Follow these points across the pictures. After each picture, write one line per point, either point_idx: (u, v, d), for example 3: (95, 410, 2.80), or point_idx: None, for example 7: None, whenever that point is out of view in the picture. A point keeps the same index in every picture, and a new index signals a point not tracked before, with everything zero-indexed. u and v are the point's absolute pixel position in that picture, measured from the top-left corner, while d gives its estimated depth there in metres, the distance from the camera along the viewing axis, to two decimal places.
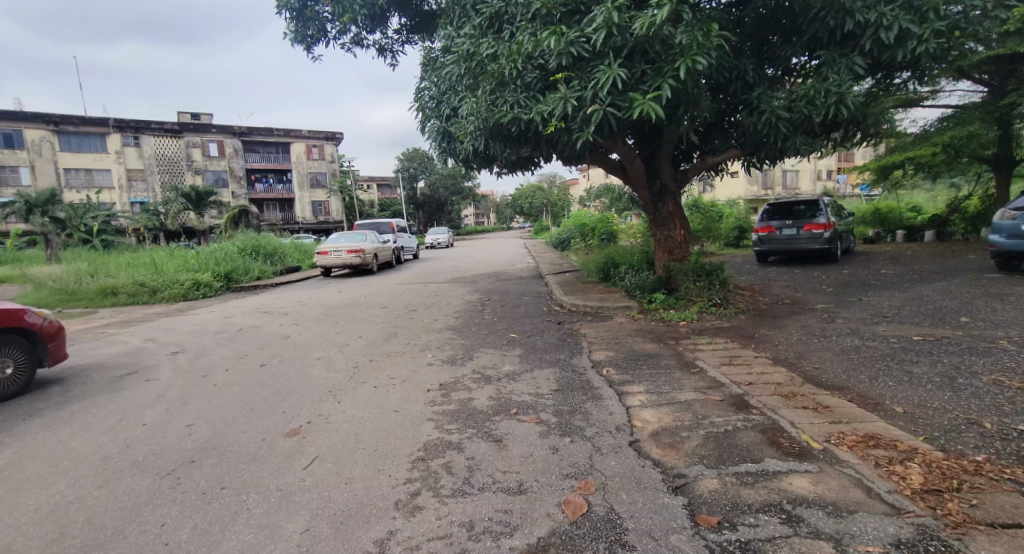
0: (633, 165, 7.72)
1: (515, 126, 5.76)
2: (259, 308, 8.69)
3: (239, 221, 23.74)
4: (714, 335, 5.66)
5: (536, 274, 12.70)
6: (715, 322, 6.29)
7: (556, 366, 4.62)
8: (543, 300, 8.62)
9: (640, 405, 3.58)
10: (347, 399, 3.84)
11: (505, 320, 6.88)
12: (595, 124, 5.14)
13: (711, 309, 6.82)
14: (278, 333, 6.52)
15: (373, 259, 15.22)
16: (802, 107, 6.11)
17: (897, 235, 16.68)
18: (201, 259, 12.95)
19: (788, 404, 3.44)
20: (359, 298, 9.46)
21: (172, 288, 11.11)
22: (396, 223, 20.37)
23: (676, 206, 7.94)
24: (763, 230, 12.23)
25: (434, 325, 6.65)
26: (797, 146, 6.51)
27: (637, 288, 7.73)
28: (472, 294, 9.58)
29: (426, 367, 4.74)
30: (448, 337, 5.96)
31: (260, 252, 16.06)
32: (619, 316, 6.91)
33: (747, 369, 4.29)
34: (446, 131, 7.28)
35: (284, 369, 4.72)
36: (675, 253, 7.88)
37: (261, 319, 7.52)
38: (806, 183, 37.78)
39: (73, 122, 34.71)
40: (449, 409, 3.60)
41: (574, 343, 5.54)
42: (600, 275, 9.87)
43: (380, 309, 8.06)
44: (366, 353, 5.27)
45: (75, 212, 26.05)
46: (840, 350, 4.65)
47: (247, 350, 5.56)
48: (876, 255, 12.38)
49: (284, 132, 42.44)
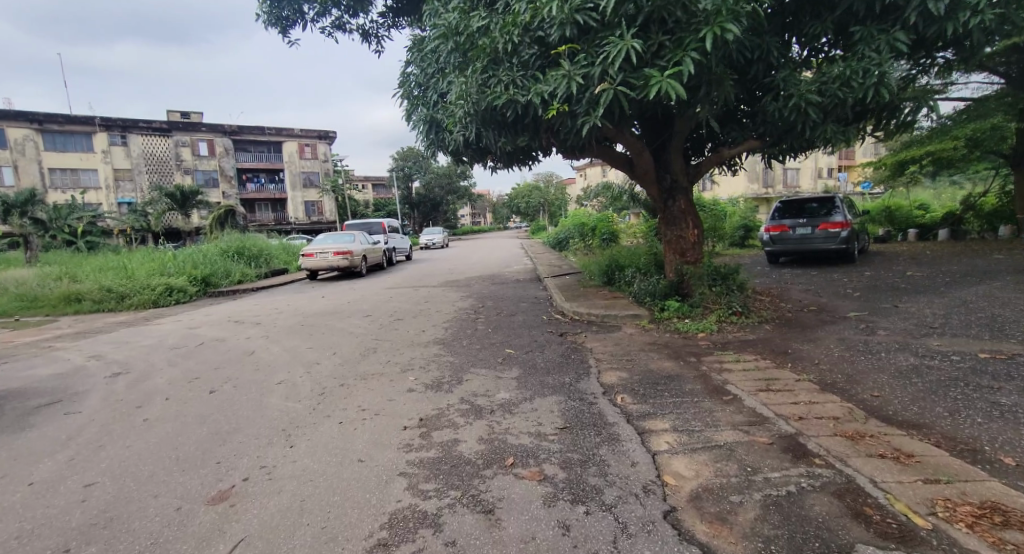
0: (642, 158, 7.01)
1: (510, 110, 5.01)
2: (231, 317, 7.90)
3: (227, 222, 22.88)
4: (741, 351, 4.92)
5: (534, 277, 11.99)
6: (739, 334, 5.55)
7: (561, 393, 3.87)
8: (542, 307, 7.88)
9: (669, 452, 2.84)
10: (302, 443, 3.07)
11: (500, 332, 6.11)
12: (603, 106, 4.39)
13: (731, 318, 6.12)
14: (243, 348, 5.73)
15: (363, 261, 14.46)
16: (836, 89, 5.42)
17: (909, 234, 16.02)
18: (177, 263, 12.15)
19: (858, 451, 2.71)
20: (341, 305, 8.68)
21: (141, 293, 10.28)
22: (389, 224, 19.61)
23: (689, 203, 7.22)
24: (775, 229, 11.51)
25: (420, 338, 5.90)
26: (828, 135, 5.81)
27: (647, 295, 6.99)
28: (465, 299, 8.83)
29: (405, 394, 3.98)
30: (433, 354, 5.19)
31: (244, 254, 15.23)
32: (628, 327, 6.17)
33: (791, 397, 3.56)
34: (434, 121, 6.53)
35: (235, 398, 3.95)
36: (688, 256, 7.17)
37: (229, 331, 6.73)
38: (806, 182, 37.20)
39: (58, 121, 33.81)
40: (428, 458, 2.85)
41: (580, 361, 4.80)
42: (603, 279, 9.13)
43: (362, 319, 7.30)
44: (337, 375, 4.50)
45: (59, 213, 25.24)
46: (897, 372, 3.91)
47: (200, 370, 4.77)
48: (895, 256, 11.67)
49: (276, 130, 41.54)
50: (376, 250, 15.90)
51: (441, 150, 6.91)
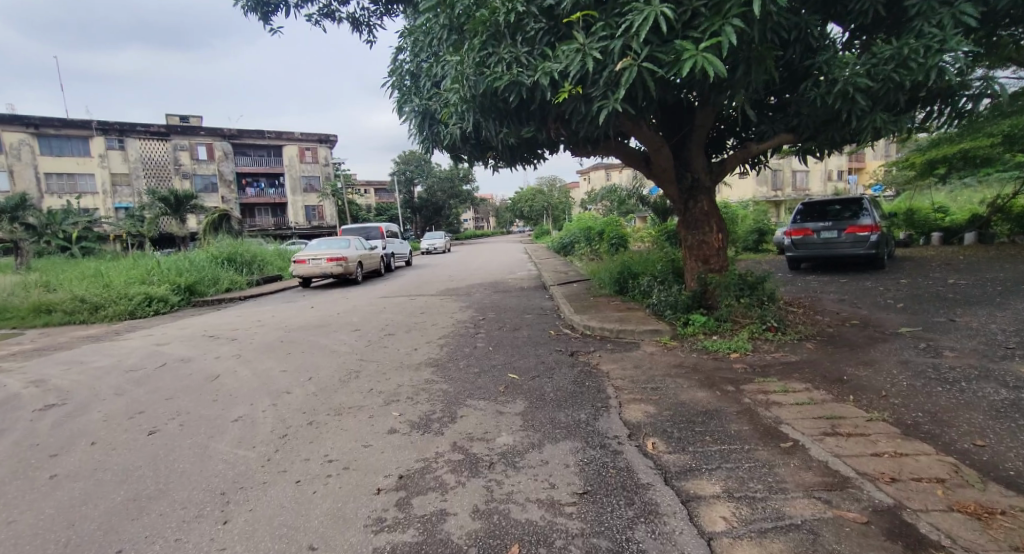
0: (660, 154, 6.29)
1: (514, 95, 4.31)
2: (206, 332, 7.18)
3: (221, 226, 22.22)
4: (785, 377, 4.16)
5: (539, 284, 11.27)
6: (778, 355, 4.78)
7: (576, 437, 3.13)
8: (549, 319, 7.15)
9: (730, 536, 2.09)
10: (242, 515, 2.34)
11: (501, 352, 5.37)
12: (625, 86, 3.69)
13: (764, 335, 5.38)
14: (207, 372, 5.01)
15: (358, 268, 13.76)
16: (889, 72, 4.71)
17: (933, 237, 15.24)
18: (161, 271, 11.49)
19: (998, 540, 1.95)
20: (329, 317, 7.96)
21: (117, 303, 9.58)
22: (388, 228, 18.92)
23: (711, 204, 6.49)
24: (796, 232, 10.78)
25: (411, 359, 5.17)
26: (877, 125, 5.08)
27: (667, 307, 6.25)
28: (464, 311, 8.10)
29: (384, 437, 3.23)
30: (423, 380, 4.44)
31: (235, 261, 14.58)
32: (647, 345, 5.43)
33: (870, 446, 2.80)
34: (428, 112, 5.86)
35: (175, 443, 3.21)
36: (712, 263, 6.45)
37: (198, 349, 6.00)
38: (815, 185, 36.44)
39: (55, 125, 33.38)
40: (405, 544, 2.11)
41: (595, 389, 4.07)
42: (614, 287, 8.40)
43: (348, 334, 6.58)
44: (307, 409, 3.76)
45: (52, 219, 24.68)
46: (994, 410, 3.14)
47: (147, 401, 4.04)
48: (925, 261, 10.88)
49: (276, 134, 40.99)
50: (373, 256, 15.20)
51: (437, 146, 6.23)
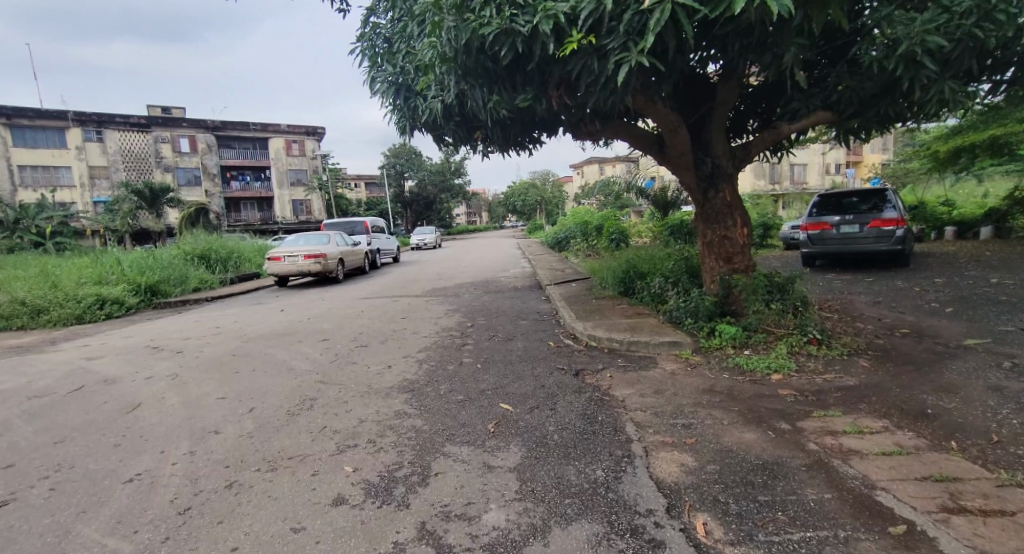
0: (676, 136, 5.38)
1: (506, 50, 3.39)
2: (152, 343, 6.19)
3: (199, 221, 21.07)
4: (851, 409, 3.27)
5: (533, 284, 10.39)
6: (830, 377, 3.90)
7: (595, 514, 2.22)
8: (546, 326, 6.26)
9: None
10: None
11: (491, 371, 4.46)
12: (655, 32, 2.79)
13: (806, 348, 4.51)
14: (128, 398, 4.03)
15: (339, 266, 12.79)
16: (967, 30, 3.83)
17: (946, 232, 14.50)
18: (120, 270, 10.43)
19: None
20: (297, 323, 7.00)
21: (62, 306, 8.54)
22: (374, 223, 17.93)
23: (734, 194, 5.59)
24: (813, 227, 9.95)
25: (382, 382, 4.24)
26: (947, 93, 4.19)
27: (686, 314, 5.36)
28: (450, 315, 7.18)
29: (325, 513, 2.29)
30: (392, 414, 3.52)
31: (209, 258, 13.57)
32: (667, 361, 4.56)
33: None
34: (404, 83, 4.92)
35: (25, 524, 2.24)
36: (736, 262, 5.56)
37: (131, 367, 5.02)
38: (813, 178, 35.78)
39: (28, 116, 31.96)
40: None
41: (612, 429, 3.18)
42: (618, 287, 7.51)
43: (314, 346, 5.63)
44: (232, 462, 2.82)
45: (24, 212, 23.40)
46: None
47: (25, 448, 3.07)
48: (948, 258, 10.11)
49: (261, 126, 39.62)
50: (357, 253, 14.22)
51: (416, 125, 5.29)
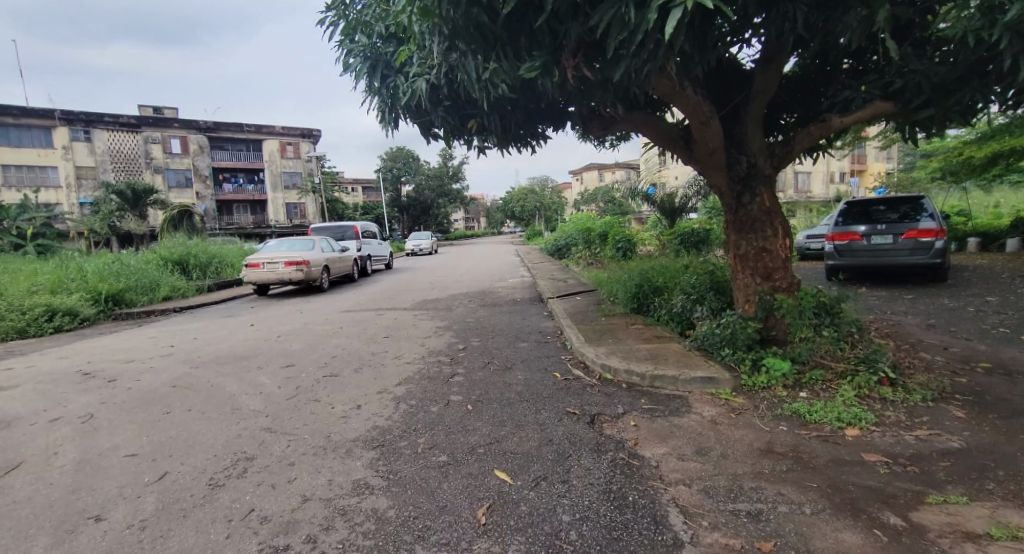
0: (705, 129, 4.52)
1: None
2: (85, 368, 5.22)
3: (181, 224, 20.05)
4: (983, 494, 2.36)
5: (534, 295, 9.50)
6: (925, 434, 3.00)
7: None
8: (550, 350, 5.37)
9: None
10: None
11: (484, 417, 3.52)
12: None
13: (877, 391, 3.60)
14: (10, 453, 3.09)
15: (324, 274, 11.89)
16: None
17: (969, 244, 13.68)
18: (80, 276, 9.50)
19: None
20: (263, 343, 6.06)
21: (3, 318, 7.60)
22: (365, 228, 17.02)
23: (773, 199, 4.70)
24: (840, 237, 9.05)
25: (343, 432, 3.31)
26: None
27: (720, 341, 4.46)
28: (440, 334, 6.27)
29: None
30: (349, 488, 2.59)
31: (186, 265, 12.65)
32: (704, 405, 3.65)
33: None
34: (383, 59, 4.09)
35: None
36: (776, 280, 4.65)
37: (39, 403, 4.05)
38: (819, 187, 35.34)
39: (14, 113, 30.97)
40: None
41: (651, 521, 2.26)
42: (630, 303, 6.59)
43: (274, 375, 4.69)
44: None
45: (7, 213, 22.34)
46: None
47: None
48: (986, 272, 9.22)
49: (255, 128, 38.77)
50: (344, 260, 13.28)
51: (399, 112, 4.43)
